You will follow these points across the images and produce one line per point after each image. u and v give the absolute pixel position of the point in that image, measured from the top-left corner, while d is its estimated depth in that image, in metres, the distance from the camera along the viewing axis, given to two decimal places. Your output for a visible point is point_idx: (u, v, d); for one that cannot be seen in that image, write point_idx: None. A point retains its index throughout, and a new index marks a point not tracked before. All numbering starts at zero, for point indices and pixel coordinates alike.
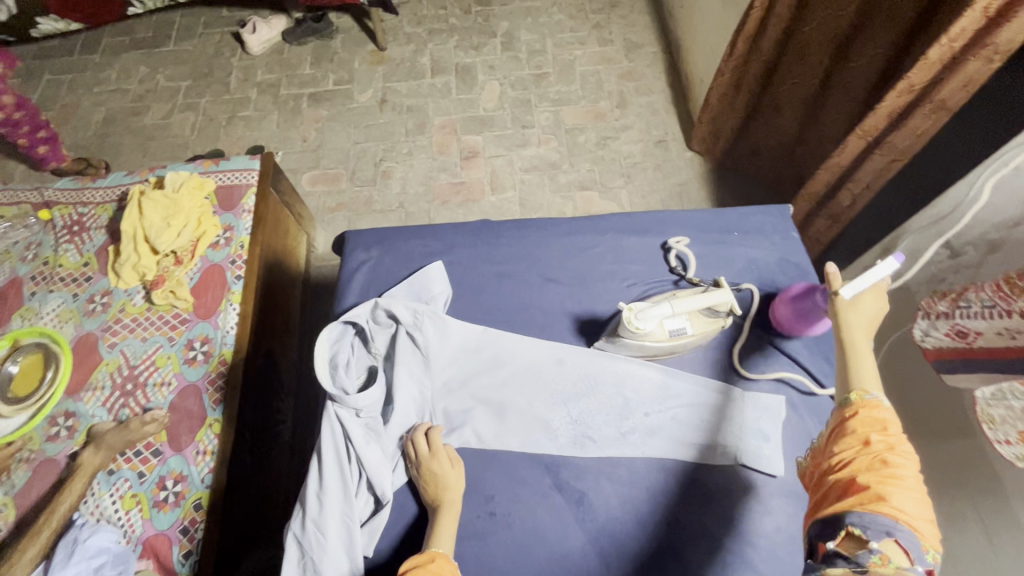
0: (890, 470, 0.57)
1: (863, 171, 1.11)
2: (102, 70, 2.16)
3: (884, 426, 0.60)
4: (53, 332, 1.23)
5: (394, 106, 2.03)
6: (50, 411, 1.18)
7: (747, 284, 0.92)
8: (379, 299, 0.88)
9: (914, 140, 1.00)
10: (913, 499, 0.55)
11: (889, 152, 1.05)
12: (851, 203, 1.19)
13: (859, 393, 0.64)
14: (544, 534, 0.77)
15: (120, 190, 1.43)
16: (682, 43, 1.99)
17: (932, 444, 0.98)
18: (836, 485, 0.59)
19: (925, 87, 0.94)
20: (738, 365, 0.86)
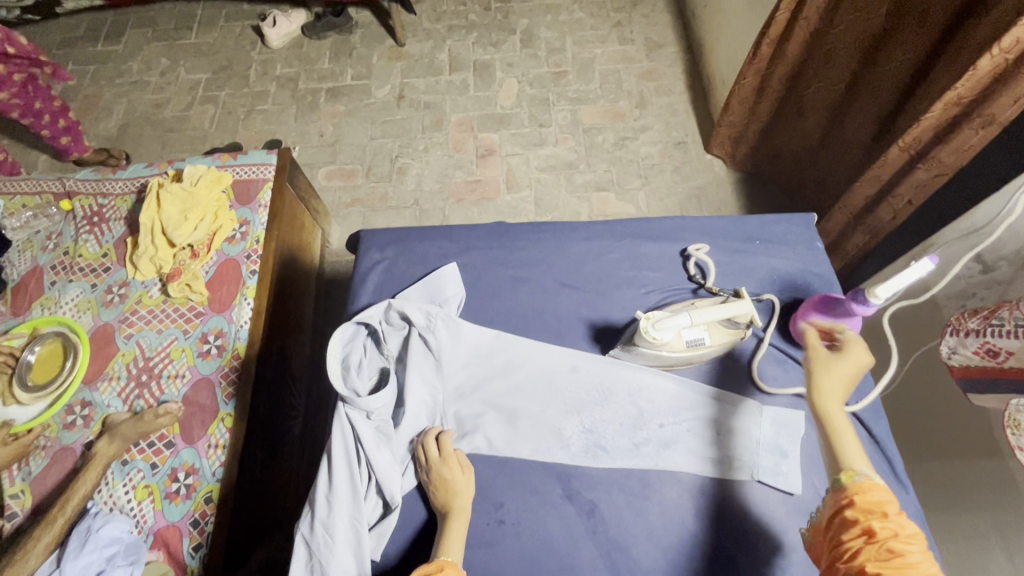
0: (897, 557, 0.55)
1: (904, 185, 1.05)
2: (124, 61, 2.18)
3: (883, 512, 0.58)
4: (71, 321, 1.26)
5: (411, 102, 2.02)
6: (68, 399, 1.19)
7: (768, 295, 0.90)
8: (393, 301, 0.88)
9: (961, 156, 0.95)
10: None
11: (932, 166, 0.99)
12: (891, 220, 1.13)
13: (848, 476, 0.63)
14: (554, 544, 0.76)
15: (139, 182, 1.44)
16: (704, 43, 1.95)
17: (955, 460, 0.96)
18: (844, 570, 0.57)
19: (974, 100, 0.89)
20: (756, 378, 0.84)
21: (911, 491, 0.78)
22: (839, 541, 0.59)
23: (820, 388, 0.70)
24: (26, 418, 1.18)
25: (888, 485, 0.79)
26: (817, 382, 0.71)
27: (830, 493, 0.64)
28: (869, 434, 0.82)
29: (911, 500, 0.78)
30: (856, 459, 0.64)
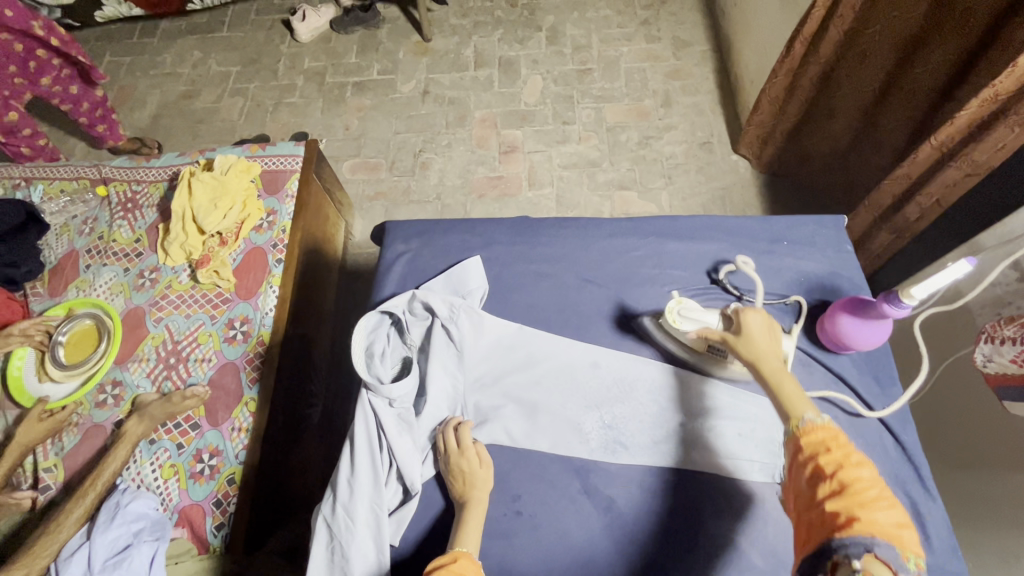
0: (852, 489, 0.54)
1: (934, 184, 1.04)
2: (159, 53, 2.24)
3: (827, 446, 0.59)
4: (105, 304, 1.30)
5: (436, 97, 2.03)
6: (98, 380, 1.23)
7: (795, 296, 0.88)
8: (417, 292, 0.89)
9: (995, 154, 0.94)
10: (883, 508, 0.53)
11: (965, 164, 0.98)
12: (918, 217, 1.12)
13: (794, 422, 0.63)
14: (571, 539, 0.76)
15: (171, 170, 1.47)
16: (733, 42, 1.93)
17: (985, 471, 0.93)
18: (809, 516, 0.56)
19: (1011, 97, 0.89)
20: None
21: (938, 499, 0.76)
22: (799, 488, 0.59)
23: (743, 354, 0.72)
24: (59, 395, 1.23)
25: (914, 493, 0.77)
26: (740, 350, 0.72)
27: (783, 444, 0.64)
28: (895, 440, 0.80)
29: (937, 509, 0.76)
30: (797, 404, 0.65)
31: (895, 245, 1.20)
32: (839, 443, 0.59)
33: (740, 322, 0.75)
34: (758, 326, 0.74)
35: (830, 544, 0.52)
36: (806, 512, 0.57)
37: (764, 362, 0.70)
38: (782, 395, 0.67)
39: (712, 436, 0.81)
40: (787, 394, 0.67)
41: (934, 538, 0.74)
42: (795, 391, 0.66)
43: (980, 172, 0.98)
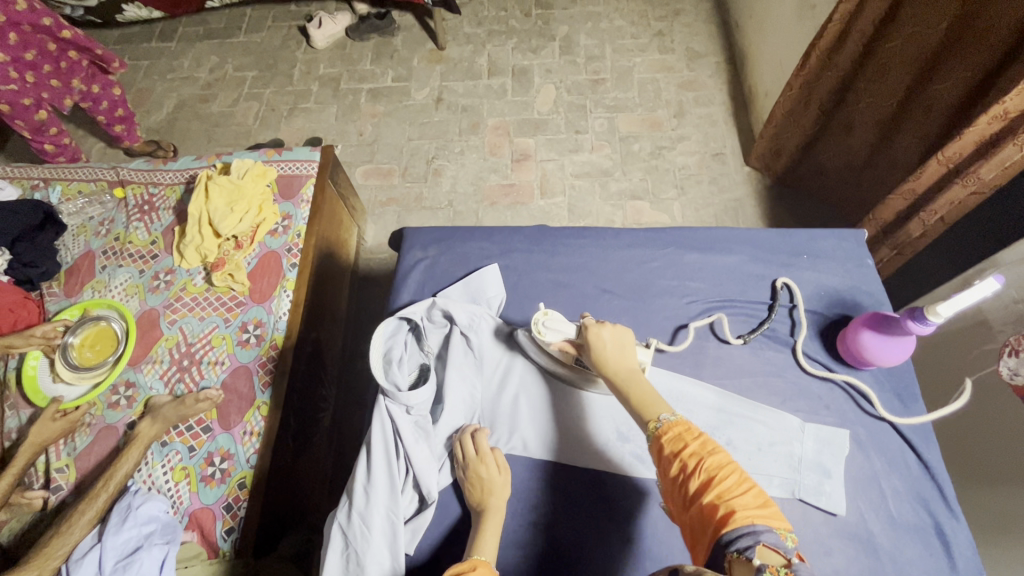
0: (721, 482, 0.61)
1: (940, 201, 1.05)
2: (176, 58, 2.26)
3: (688, 444, 0.65)
4: (121, 305, 1.31)
5: (450, 105, 2.05)
6: (112, 382, 1.23)
7: (783, 280, 0.91)
8: (436, 299, 0.88)
9: (1002, 172, 0.95)
10: (750, 495, 0.59)
11: (971, 182, 0.99)
12: (920, 234, 1.13)
13: (654, 421, 0.69)
14: (587, 550, 0.77)
15: (188, 173, 1.49)
16: (747, 54, 1.93)
17: (1007, 490, 0.92)
18: (697, 517, 0.60)
19: (1021, 115, 0.89)
20: (802, 366, 0.85)
21: (961, 518, 0.75)
22: (676, 490, 0.64)
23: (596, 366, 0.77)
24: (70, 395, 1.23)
25: (938, 512, 0.75)
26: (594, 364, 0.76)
27: (651, 450, 0.69)
28: (917, 457, 0.79)
29: (962, 528, 0.75)
30: (653, 407, 0.71)
31: (896, 260, 1.22)
32: (697, 440, 0.66)
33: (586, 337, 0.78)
34: (607, 341, 0.77)
35: (723, 541, 0.55)
36: (690, 513, 0.61)
37: (617, 373, 0.75)
38: (637, 399, 0.72)
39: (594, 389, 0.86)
40: (639, 398, 0.72)
41: (959, 558, 0.73)
42: (648, 394, 0.72)
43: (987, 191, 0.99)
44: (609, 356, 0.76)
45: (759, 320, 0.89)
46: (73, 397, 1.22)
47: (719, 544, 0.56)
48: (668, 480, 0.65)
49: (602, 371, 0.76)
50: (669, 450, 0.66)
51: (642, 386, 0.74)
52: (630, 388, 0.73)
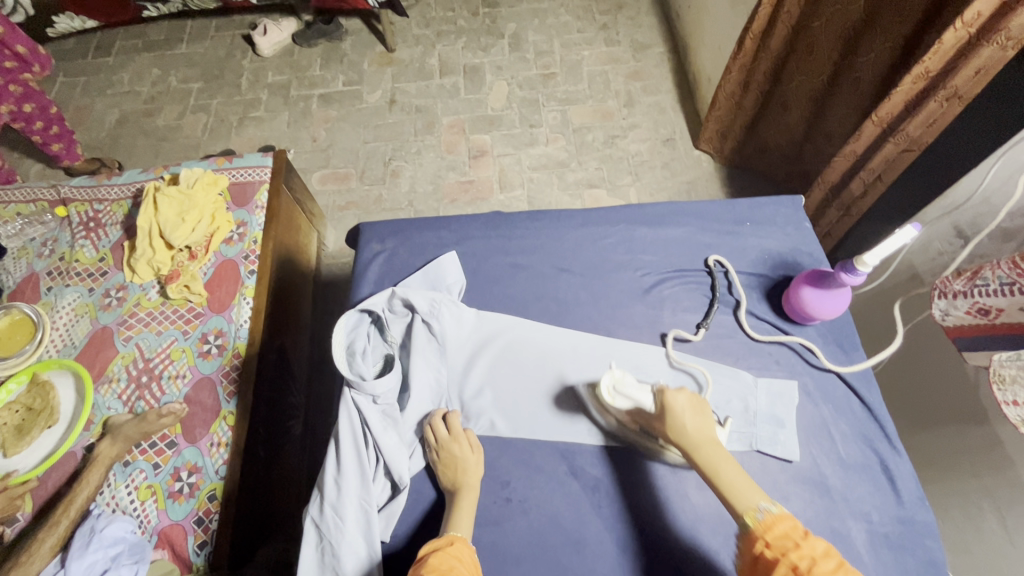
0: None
1: (876, 159, 1.10)
2: (115, 72, 2.19)
3: (794, 542, 0.60)
4: (75, 365, 1.21)
5: (403, 106, 2.05)
6: (58, 458, 1.13)
7: (715, 258, 0.95)
8: (396, 289, 0.90)
9: (927, 130, 1.01)
10: None
11: (902, 140, 1.04)
12: (862, 193, 1.18)
13: (752, 515, 0.65)
14: (561, 521, 0.79)
15: (135, 187, 1.44)
16: (689, 42, 2.00)
17: (946, 430, 1.00)
18: None
19: (940, 74, 0.94)
20: (750, 333, 0.89)
21: (904, 455, 0.81)
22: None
23: (676, 439, 0.74)
24: (30, 467, 1.13)
25: (882, 450, 0.82)
26: (677, 438, 0.73)
27: (744, 541, 0.65)
28: (861, 401, 0.85)
29: (904, 462, 0.81)
30: (748, 495, 0.67)
31: (845, 221, 1.28)
32: (800, 537, 0.61)
33: (663, 404, 0.75)
34: (683, 408, 0.74)
35: None
36: None
37: (700, 450, 0.72)
38: (725, 484, 0.69)
39: (665, 459, 0.81)
40: (727, 483, 0.69)
41: (904, 492, 0.79)
42: (737, 481, 0.69)
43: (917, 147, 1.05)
44: (688, 433, 0.73)
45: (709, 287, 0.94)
46: (33, 468, 1.12)
47: None
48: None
49: (683, 447, 0.73)
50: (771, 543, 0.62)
51: (729, 470, 0.70)
52: (717, 471, 0.70)
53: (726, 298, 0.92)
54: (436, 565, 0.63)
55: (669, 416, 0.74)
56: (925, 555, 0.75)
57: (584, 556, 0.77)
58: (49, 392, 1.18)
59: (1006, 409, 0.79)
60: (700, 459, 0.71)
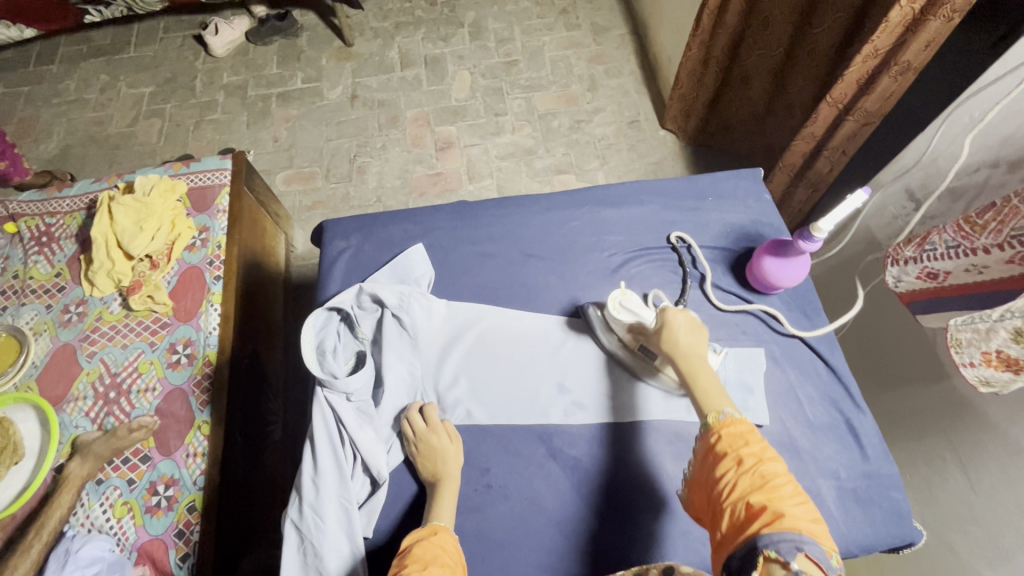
0: (769, 482, 0.59)
1: (837, 137, 1.13)
2: (60, 81, 2.10)
3: (746, 442, 0.63)
4: (35, 397, 1.16)
5: (365, 101, 2.01)
6: (31, 495, 1.08)
7: (678, 233, 0.96)
8: (363, 285, 0.88)
9: (884, 103, 1.03)
10: (801, 504, 0.56)
11: (860, 116, 1.06)
12: (829, 169, 1.21)
13: (715, 415, 0.67)
14: (543, 503, 0.80)
15: (88, 198, 1.39)
16: (649, 23, 2.01)
17: (908, 386, 1.04)
18: (734, 511, 0.58)
19: (890, 50, 0.95)
20: (715, 301, 0.91)
21: (867, 412, 0.84)
22: (719, 484, 0.61)
23: (667, 352, 0.76)
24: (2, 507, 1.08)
25: (847, 410, 0.85)
26: (668, 350, 0.76)
27: (700, 440, 0.68)
28: (826, 364, 0.88)
29: (867, 419, 0.84)
30: (716, 401, 0.69)
31: (814, 198, 1.30)
32: (754, 443, 0.63)
33: (663, 321, 0.78)
34: (681, 325, 0.77)
35: (760, 541, 0.53)
36: (726, 507, 0.59)
37: (687, 359, 0.74)
38: (702, 390, 0.71)
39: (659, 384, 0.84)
40: (704, 391, 0.71)
41: (868, 447, 0.82)
42: (713, 389, 0.71)
43: (874, 120, 1.08)
44: (676, 345, 0.75)
45: (678, 263, 0.95)
46: (5, 507, 1.08)
47: (754, 543, 0.54)
48: (713, 472, 0.63)
49: (672, 357, 0.76)
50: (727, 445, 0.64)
51: (707, 379, 0.72)
52: (696, 376, 0.72)
53: (694, 270, 0.94)
54: (419, 556, 0.64)
55: (666, 330, 0.77)
56: (892, 506, 0.79)
57: (567, 536, 0.78)
58: (9, 428, 1.13)
59: (965, 371, 0.80)
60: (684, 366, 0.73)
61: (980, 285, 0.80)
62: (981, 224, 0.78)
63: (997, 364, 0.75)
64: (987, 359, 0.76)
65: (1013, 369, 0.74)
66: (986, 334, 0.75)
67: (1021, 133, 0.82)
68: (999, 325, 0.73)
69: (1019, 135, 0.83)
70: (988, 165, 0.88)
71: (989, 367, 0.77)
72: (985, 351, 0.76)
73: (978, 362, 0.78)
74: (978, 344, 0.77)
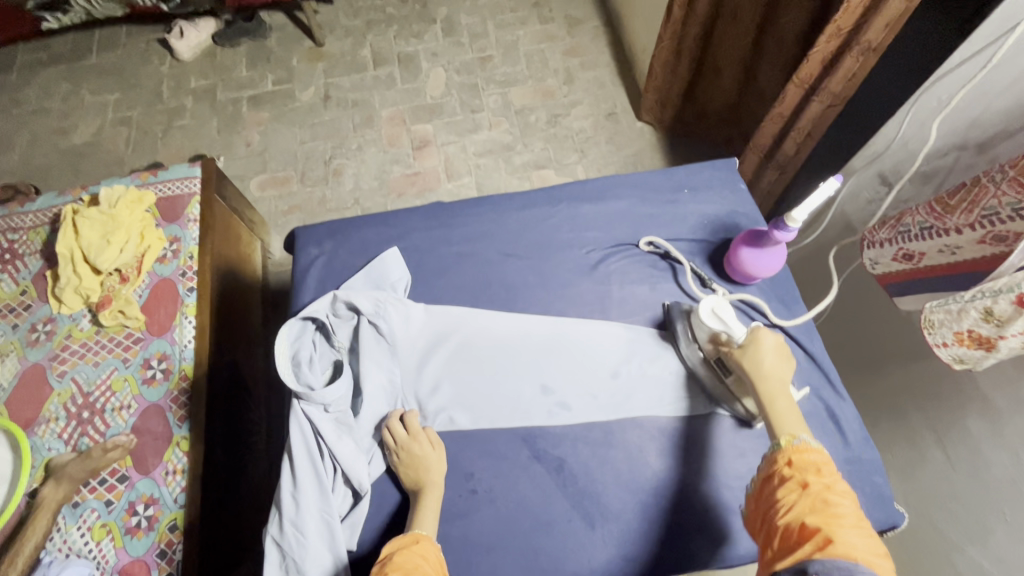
0: (831, 508, 0.56)
1: (804, 119, 1.13)
2: (20, 90, 2.03)
3: (816, 469, 0.61)
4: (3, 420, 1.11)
5: (339, 101, 1.97)
6: (8, 520, 1.06)
7: (649, 239, 0.95)
8: (338, 292, 0.87)
9: (848, 84, 1.03)
10: (859, 534, 0.54)
11: (825, 98, 1.07)
12: (795, 151, 1.21)
13: (789, 439, 0.65)
14: (528, 505, 0.79)
15: (52, 212, 1.34)
16: (622, 14, 2.00)
17: (886, 369, 1.06)
18: (787, 529, 0.57)
19: (852, 29, 0.96)
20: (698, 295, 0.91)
21: (847, 398, 0.85)
22: (775, 503, 0.60)
23: (750, 368, 0.73)
24: None
25: (828, 397, 0.86)
26: (750, 368, 0.73)
27: (766, 460, 0.66)
28: (805, 351, 0.88)
29: (847, 405, 0.85)
30: (793, 427, 0.67)
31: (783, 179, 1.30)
32: (827, 470, 0.61)
33: (753, 337, 0.76)
34: (771, 347, 0.74)
35: (811, 564, 0.52)
36: (779, 524, 0.58)
37: (769, 381, 0.72)
38: (777, 412, 0.69)
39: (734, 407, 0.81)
40: (779, 416, 0.69)
41: (849, 433, 0.84)
42: (793, 417, 0.69)
43: (838, 102, 1.08)
44: (760, 366, 0.73)
45: (659, 257, 0.94)
46: None
47: (806, 564, 0.53)
48: (773, 491, 0.61)
49: (754, 375, 0.73)
50: (793, 466, 0.62)
51: (786, 405, 0.70)
52: (776, 401, 0.70)
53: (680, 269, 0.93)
54: (401, 565, 0.62)
55: (751, 347, 0.75)
56: (874, 490, 0.80)
57: (554, 538, 0.77)
58: None
59: (939, 351, 0.81)
60: (763, 386, 0.71)
61: (954, 266, 0.81)
62: (954, 203, 0.79)
63: (969, 343, 0.76)
64: (959, 339, 0.77)
65: (985, 346, 0.74)
66: (958, 315, 0.75)
67: (988, 114, 0.85)
68: (970, 305, 0.73)
69: (987, 116, 0.85)
70: (954, 147, 0.91)
71: (962, 347, 0.77)
72: (958, 330, 0.76)
73: (951, 342, 0.78)
74: (950, 324, 0.77)
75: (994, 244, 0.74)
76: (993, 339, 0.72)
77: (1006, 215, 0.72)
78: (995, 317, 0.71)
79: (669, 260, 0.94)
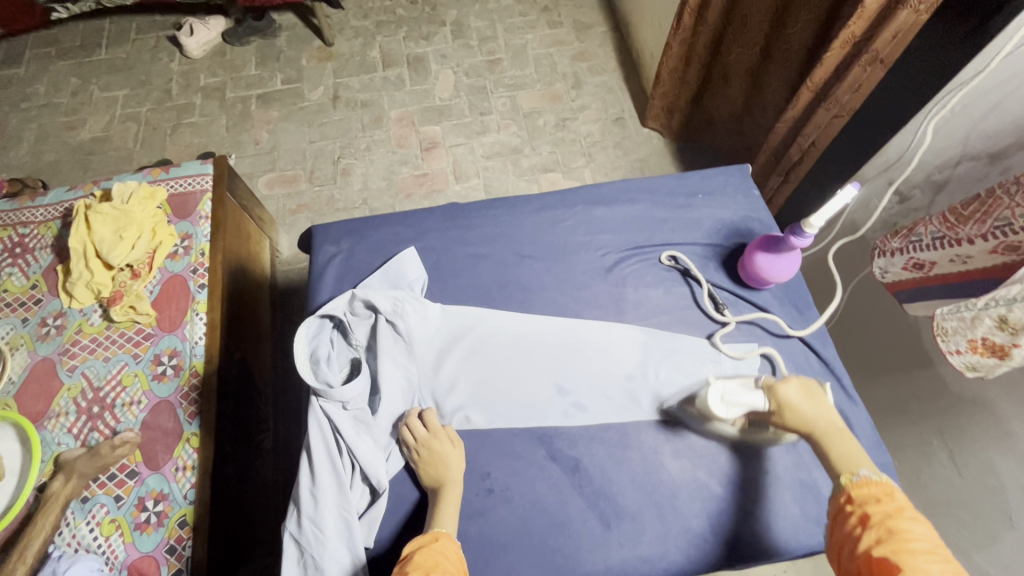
0: (900, 537, 0.57)
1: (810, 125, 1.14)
2: (29, 84, 2.03)
3: (879, 498, 0.61)
4: (13, 414, 1.11)
5: (347, 101, 1.98)
6: (17, 514, 1.05)
7: (671, 253, 0.95)
8: (356, 291, 0.88)
9: (855, 93, 1.03)
10: (932, 562, 0.55)
11: (832, 105, 1.07)
12: (799, 158, 1.23)
13: (848, 476, 0.66)
14: (543, 505, 0.79)
15: (63, 206, 1.34)
16: (630, 20, 2.02)
17: (895, 376, 1.07)
18: (859, 562, 0.58)
19: (865, 36, 0.97)
20: (711, 311, 0.91)
21: (860, 403, 0.86)
22: (844, 536, 0.61)
23: (791, 425, 0.73)
24: None
25: (841, 402, 0.87)
26: (790, 424, 0.73)
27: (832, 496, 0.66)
28: (818, 356, 0.90)
29: (860, 411, 0.86)
30: (851, 462, 0.67)
31: (785, 187, 1.32)
32: (890, 497, 0.61)
33: (777, 399, 0.74)
34: (797, 397, 0.73)
35: None
36: (851, 557, 0.59)
37: (815, 430, 0.71)
38: (834, 453, 0.69)
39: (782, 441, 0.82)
40: (837, 455, 0.69)
41: (862, 437, 0.85)
42: (850, 451, 0.69)
43: (846, 113, 1.09)
44: (800, 416, 0.72)
45: (679, 273, 0.95)
46: None
47: None
48: (841, 525, 0.62)
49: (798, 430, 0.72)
50: (857, 498, 0.63)
51: (841, 443, 0.70)
52: (827, 444, 0.70)
53: (699, 284, 0.93)
54: (420, 563, 0.63)
55: (783, 404, 0.73)
56: None
57: (570, 538, 0.78)
58: None
59: (952, 358, 0.82)
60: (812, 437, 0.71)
61: (963, 275, 0.82)
62: (966, 215, 0.80)
63: (983, 351, 0.76)
64: (973, 347, 0.77)
65: (999, 355, 0.75)
66: (971, 323, 0.76)
67: (992, 123, 0.87)
68: (984, 313, 0.74)
69: (989, 127, 0.87)
70: (960, 157, 0.93)
71: (975, 354, 0.78)
72: (972, 339, 0.77)
73: (965, 349, 0.79)
74: (964, 332, 0.78)
75: (1006, 253, 0.75)
76: (1008, 347, 0.73)
77: (1018, 226, 0.73)
78: (1010, 326, 0.72)
79: (687, 276, 0.94)
